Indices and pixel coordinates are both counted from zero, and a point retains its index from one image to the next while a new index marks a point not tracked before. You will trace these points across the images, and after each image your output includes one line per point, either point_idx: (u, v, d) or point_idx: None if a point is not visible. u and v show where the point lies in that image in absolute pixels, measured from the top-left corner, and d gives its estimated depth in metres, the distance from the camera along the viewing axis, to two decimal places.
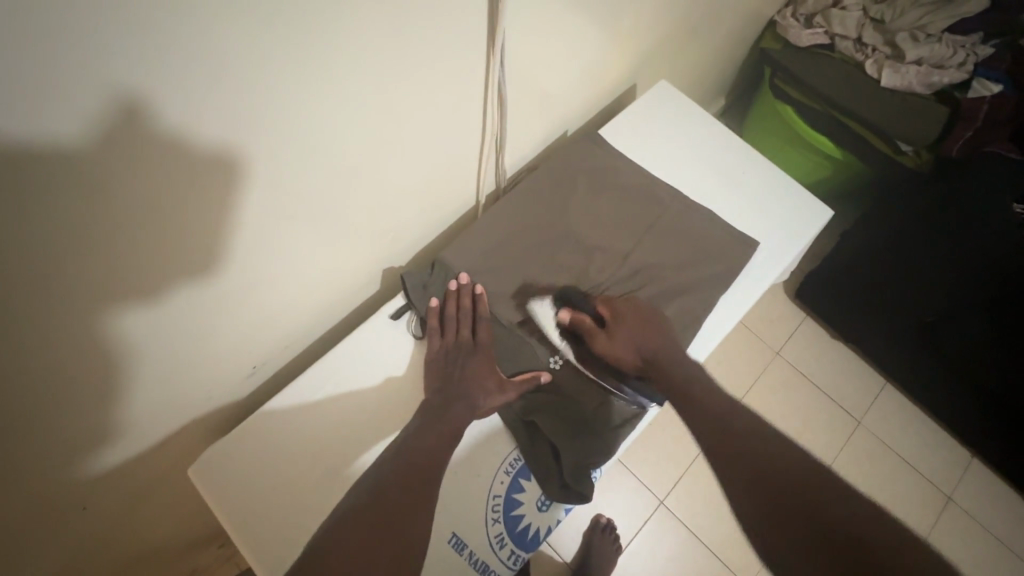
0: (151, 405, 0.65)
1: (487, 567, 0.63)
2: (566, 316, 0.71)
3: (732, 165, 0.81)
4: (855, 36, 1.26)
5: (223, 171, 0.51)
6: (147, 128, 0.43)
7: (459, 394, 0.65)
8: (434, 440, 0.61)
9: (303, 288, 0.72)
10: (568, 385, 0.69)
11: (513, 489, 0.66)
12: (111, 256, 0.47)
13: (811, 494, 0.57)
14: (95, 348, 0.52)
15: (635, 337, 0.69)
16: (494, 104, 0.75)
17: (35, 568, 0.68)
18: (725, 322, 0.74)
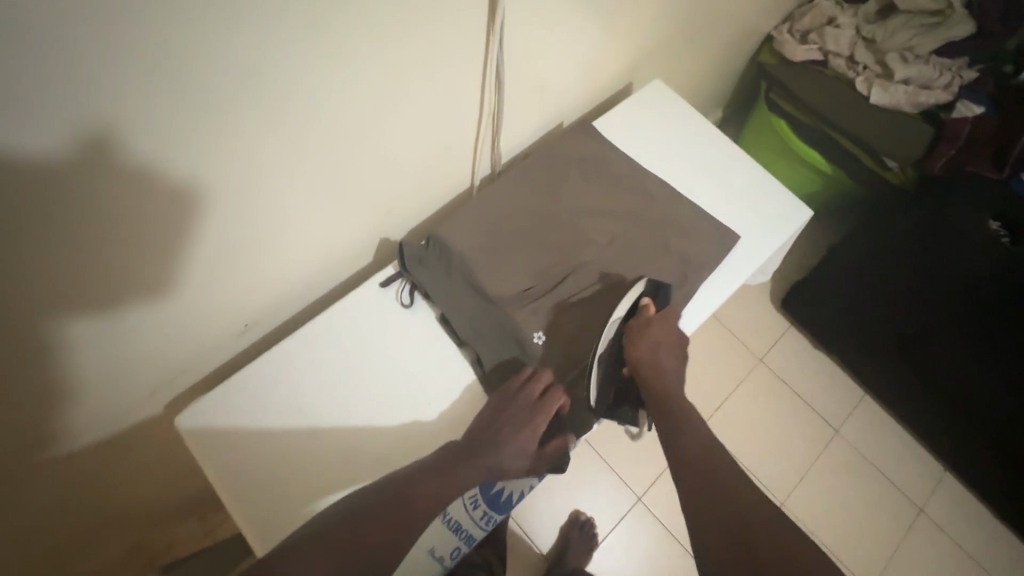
0: (141, 361, 0.66)
1: (460, 526, 0.66)
2: (644, 301, 0.71)
3: (717, 162, 0.84)
4: (847, 54, 1.30)
5: (212, 137, 0.52)
6: (135, 89, 0.44)
7: (490, 442, 0.63)
8: (452, 484, 0.62)
9: (297, 251, 0.72)
10: (553, 358, 0.69)
11: None
12: (95, 215, 0.48)
13: (759, 537, 0.57)
14: (71, 322, 0.54)
15: (666, 344, 0.69)
16: (491, 86, 0.77)
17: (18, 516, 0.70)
18: (703, 312, 0.76)
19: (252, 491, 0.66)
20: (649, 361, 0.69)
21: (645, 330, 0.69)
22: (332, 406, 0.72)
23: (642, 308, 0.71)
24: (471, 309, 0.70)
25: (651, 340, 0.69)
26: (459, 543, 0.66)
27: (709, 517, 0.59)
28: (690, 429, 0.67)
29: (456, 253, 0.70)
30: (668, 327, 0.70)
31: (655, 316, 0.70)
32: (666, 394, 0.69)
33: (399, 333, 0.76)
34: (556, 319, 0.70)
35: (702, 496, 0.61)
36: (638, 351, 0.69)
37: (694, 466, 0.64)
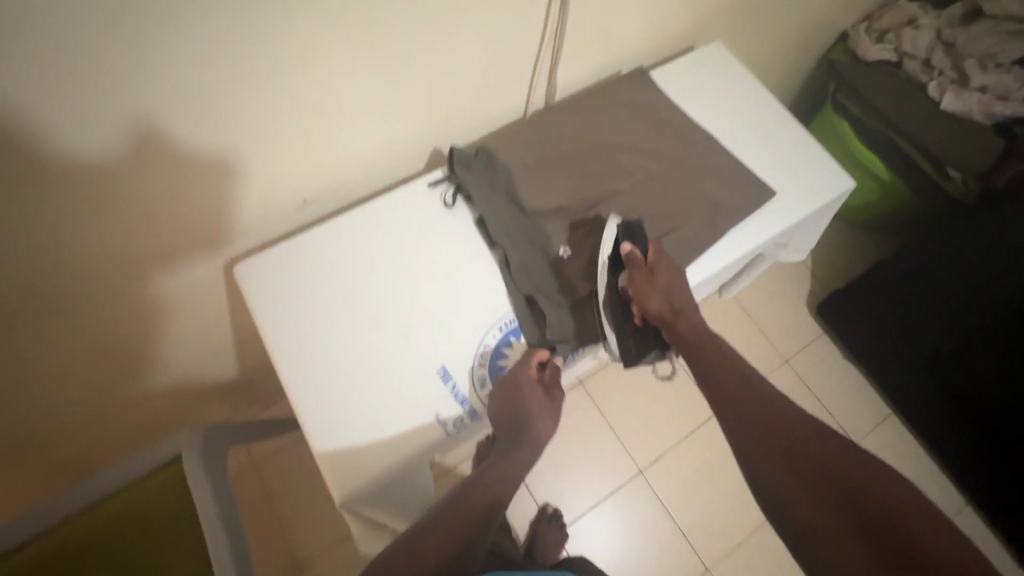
0: (210, 222, 0.77)
1: (467, 401, 0.72)
2: (625, 248, 0.71)
3: (765, 123, 0.85)
4: (923, 57, 1.26)
5: (228, 80, 0.61)
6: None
7: (529, 424, 0.69)
8: (517, 466, 0.66)
9: (356, 145, 0.81)
10: (571, 270, 0.74)
11: (502, 344, 0.76)
12: (174, 53, 0.56)
13: (805, 450, 0.57)
14: (131, 223, 0.69)
15: (675, 288, 0.71)
16: (555, 21, 0.81)
17: (88, 343, 0.80)
18: (716, 267, 0.77)
19: (283, 339, 0.73)
20: (667, 310, 0.71)
21: (646, 283, 0.70)
22: (365, 285, 0.77)
23: (630, 258, 0.71)
24: (509, 217, 0.77)
25: (656, 290, 0.71)
26: (461, 412, 0.72)
27: (750, 443, 0.60)
28: (715, 351, 0.70)
29: (502, 164, 0.77)
30: (670, 267, 0.72)
31: (651, 260, 0.71)
32: (688, 333, 0.71)
33: (440, 230, 0.81)
34: (583, 237, 0.75)
35: (740, 423, 0.62)
36: (649, 305, 0.71)
37: (728, 392, 0.66)
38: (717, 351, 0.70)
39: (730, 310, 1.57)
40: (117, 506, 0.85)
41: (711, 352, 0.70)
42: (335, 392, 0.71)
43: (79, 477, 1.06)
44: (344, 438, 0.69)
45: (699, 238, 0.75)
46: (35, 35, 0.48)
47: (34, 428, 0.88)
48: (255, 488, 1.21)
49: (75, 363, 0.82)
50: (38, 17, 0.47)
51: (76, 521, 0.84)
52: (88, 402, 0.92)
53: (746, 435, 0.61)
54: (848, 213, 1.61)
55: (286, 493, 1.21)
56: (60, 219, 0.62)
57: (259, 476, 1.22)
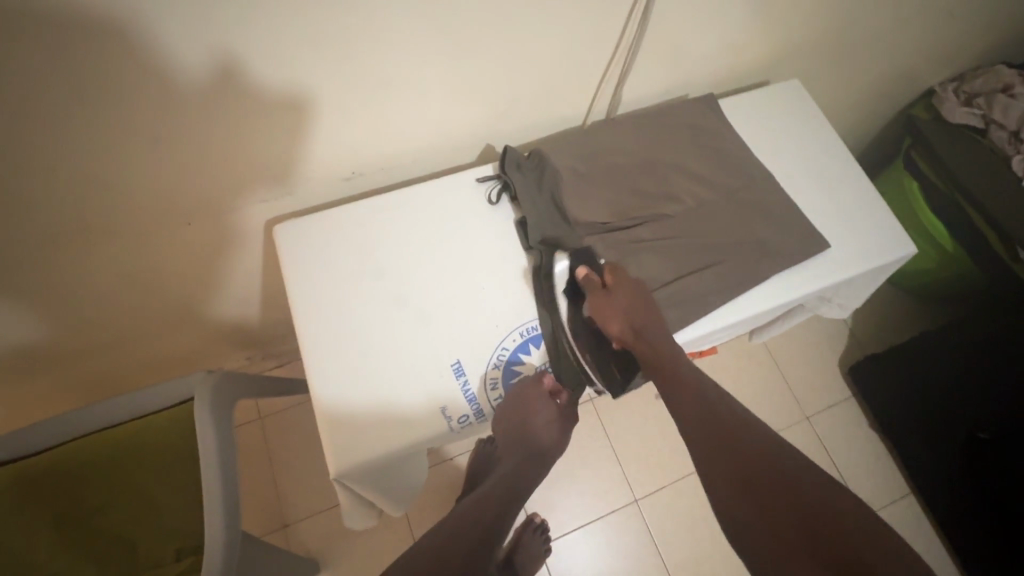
0: (256, 177, 0.78)
1: (476, 400, 0.72)
2: (580, 273, 0.71)
3: (832, 171, 0.81)
4: (1012, 129, 1.16)
5: (280, 35, 0.60)
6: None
7: (531, 432, 0.77)
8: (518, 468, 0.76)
9: (413, 124, 0.81)
10: (622, 290, 0.69)
11: (520, 349, 0.75)
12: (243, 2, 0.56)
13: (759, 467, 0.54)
14: (174, 159, 0.70)
15: (635, 308, 0.69)
16: (633, 33, 0.80)
17: (121, 270, 0.83)
18: (745, 313, 0.73)
19: (309, 307, 0.74)
20: (626, 333, 0.68)
21: (602, 304, 0.69)
22: (395, 266, 0.77)
23: (586, 282, 0.70)
24: (549, 221, 0.75)
25: (616, 312, 0.69)
26: (468, 411, 0.71)
27: (715, 472, 0.55)
28: (693, 379, 0.64)
29: (551, 169, 0.76)
30: (631, 287, 0.70)
31: (606, 280, 0.70)
32: (650, 355, 0.66)
33: (480, 225, 0.80)
34: (623, 256, 0.73)
35: (709, 448, 0.57)
36: (612, 327, 0.68)
37: (690, 410, 0.62)
38: (693, 378, 0.65)
39: (757, 355, 1.53)
40: (121, 436, 0.88)
41: (688, 376, 0.65)
42: (352, 363, 0.72)
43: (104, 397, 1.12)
44: (356, 412, 0.69)
45: (741, 280, 0.72)
46: None
47: (69, 344, 0.93)
48: (257, 441, 1.24)
49: (116, 290, 0.86)
50: None
51: (83, 441, 0.87)
52: (120, 329, 0.96)
53: (714, 464, 0.56)
54: (901, 277, 1.54)
55: (287, 452, 1.24)
56: (111, 143, 0.64)
57: (263, 429, 1.25)
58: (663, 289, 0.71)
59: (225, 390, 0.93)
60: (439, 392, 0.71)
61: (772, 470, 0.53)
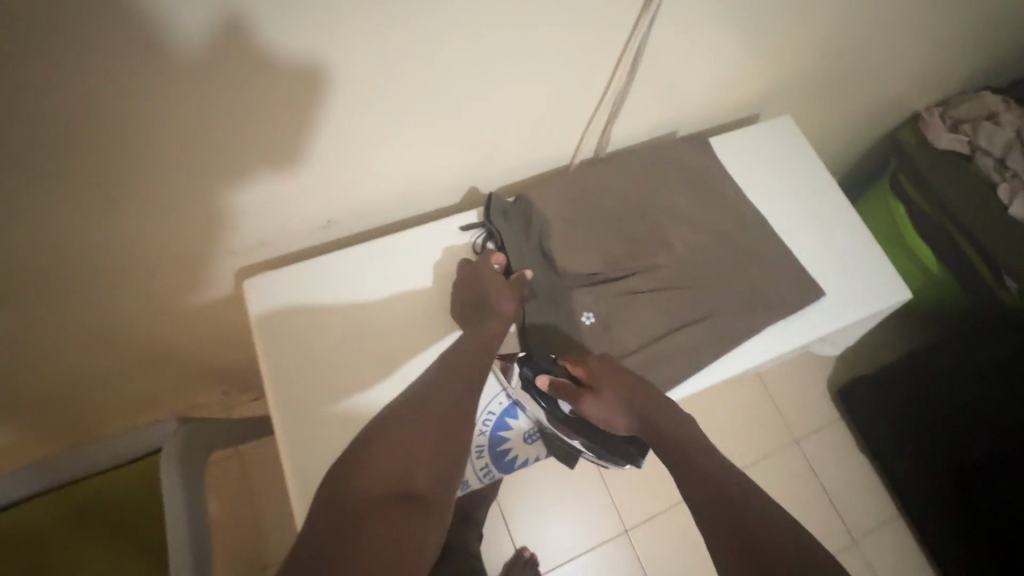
0: (232, 222, 0.74)
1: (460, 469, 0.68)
2: (544, 382, 0.67)
3: (827, 214, 0.80)
4: (998, 156, 1.16)
5: (258, 78, 0.57)
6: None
7: (487, 304, 0.69)
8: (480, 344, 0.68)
9: (396, 167, 0.77)
10: (607, 381, 0.66)
11: (507, 413, 0.71)
12: (216, 44, 0.52)
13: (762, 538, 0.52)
14: (143, 207, 0.65)
15: (629, 395, 0.66)
16: (624, 72, 0.78)
17: (84, 319, 0.78)
18: (738, 369, 0.72)
19: (301, 364, 0.79)
20: (632, 424, 0.66)
21: (594, 409, 0.66)
22: (381, 321, 0.82)
23: (560, 389, 0.66)
24: (538, 271, 0.73)
25: (608, 406, 0.66)
26: None
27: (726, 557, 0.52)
28: (704, 458, 0.61)
29: (538, 217, 0.73)
30: (611, 371, 0.67)
31: (582, 379, 0.66)
32: (663, 441, 0.64)
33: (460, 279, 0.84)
34: (612, 311, 0.72)
35: (717, 531, 0.54)
36: (612, 423, 0.67)
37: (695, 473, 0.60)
38: (704, 454, 0.62)
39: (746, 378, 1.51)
40: (84, 493, 0.83)
41: (696, 451, 0.62)
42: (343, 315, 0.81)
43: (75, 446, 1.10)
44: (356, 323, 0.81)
45: (733, 334, 0.71)
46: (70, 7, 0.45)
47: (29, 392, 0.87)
48: (233, 478, 1.18)
49: (78, 338, 0.81)
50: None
51: (41, 500, 0.82)
52: (84, 373, 0.90)
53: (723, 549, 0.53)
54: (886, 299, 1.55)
55: (265, 492, 1.18)
56: (73, 193, 0.60)
57: (239, 466, 1.19)
58: (655, 344, 0.70)
59: (194, 441, 0.88)
60: (422, 282, 0.84)
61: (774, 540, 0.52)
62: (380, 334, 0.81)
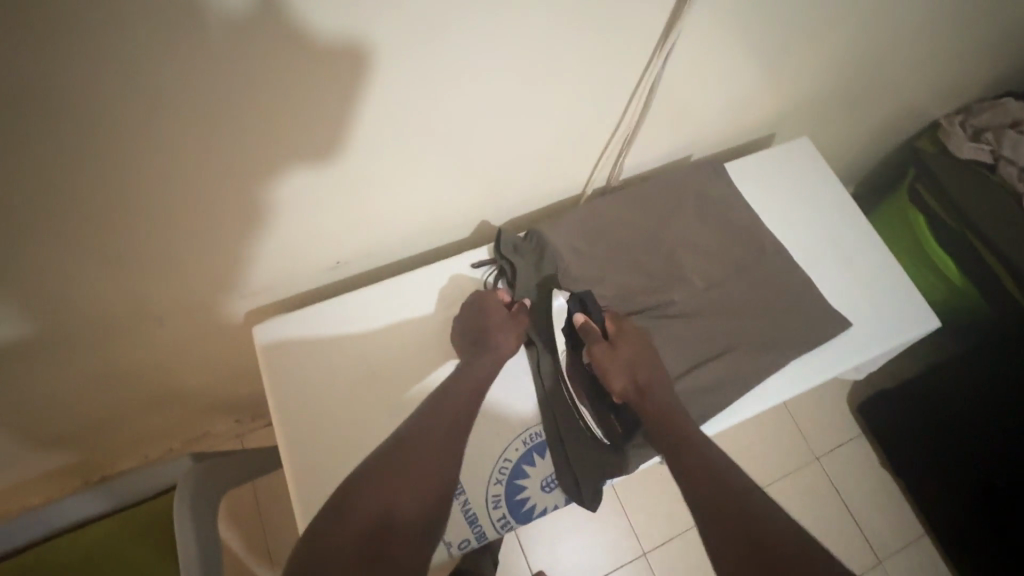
0: (249, 267, 0.75)
1: (477, 520, 0.66)
2: (579, 320, 0.71)
3: (848, 242, 0.78)
4: (1023, 164, 1.12)
5: (275, 142, 0.57)
6: (289, 6, 0.45)
7: (489, 338, 0.70)
8: (478, 373, 0.69)
9: (410, 206, 0.77)
10: (629, 340, 0.69)
11: (524, 460, 0.69)
12: (225, 117, 0.52)
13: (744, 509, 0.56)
14: (161, 261, 0.66)
15: (639, 364, 0.68)
16: (638, 105, 0.77)
17: (103, 359, 0.79)
18: (765, 405, 0.70)
19: (309, 408, 0.76)
20: (629, 390, 0.67)
21: (606, 357, 0.67)
22: (391, 359, 0.80)
23: (586, 331, 0.70)
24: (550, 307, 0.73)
25: (619, 366, 0.68)
26: (469, 535, 0.66)
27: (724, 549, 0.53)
28: (700, 443, 0.62)
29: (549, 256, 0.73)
30: (636, 340, 0.69)
31: (609, 331, 0.70)
32: (654, 414, 0.65)
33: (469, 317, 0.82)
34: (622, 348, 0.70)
35: (713, 523, 0.55)
36: (612, 382, 0.68)
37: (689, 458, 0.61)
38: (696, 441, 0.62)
39: None
40: (94, 538, 0.83)
41: (691, 438, 0.63)
42: (350, 356, 0.80)
43: (93, 479, 1.16)
44: (368, 362, 0.80)
45: (755, 370, 0.69)
46: (93, 97, 0.44)
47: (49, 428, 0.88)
48: (247, 509, 1.18)
49: (98, 376, 0.83)
50: (99, 81, 0.43)
51: (50, 545, 0.81)
52: (101, 407, 0.91)
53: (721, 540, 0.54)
54: None
55: (280, 522, 1.18)
56: (93, 255, 0.60)
57: (254, 497, 1.19)
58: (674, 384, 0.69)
59: (208, 481, 0.87)
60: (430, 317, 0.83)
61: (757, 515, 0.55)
62: (391, 374, 0.79)
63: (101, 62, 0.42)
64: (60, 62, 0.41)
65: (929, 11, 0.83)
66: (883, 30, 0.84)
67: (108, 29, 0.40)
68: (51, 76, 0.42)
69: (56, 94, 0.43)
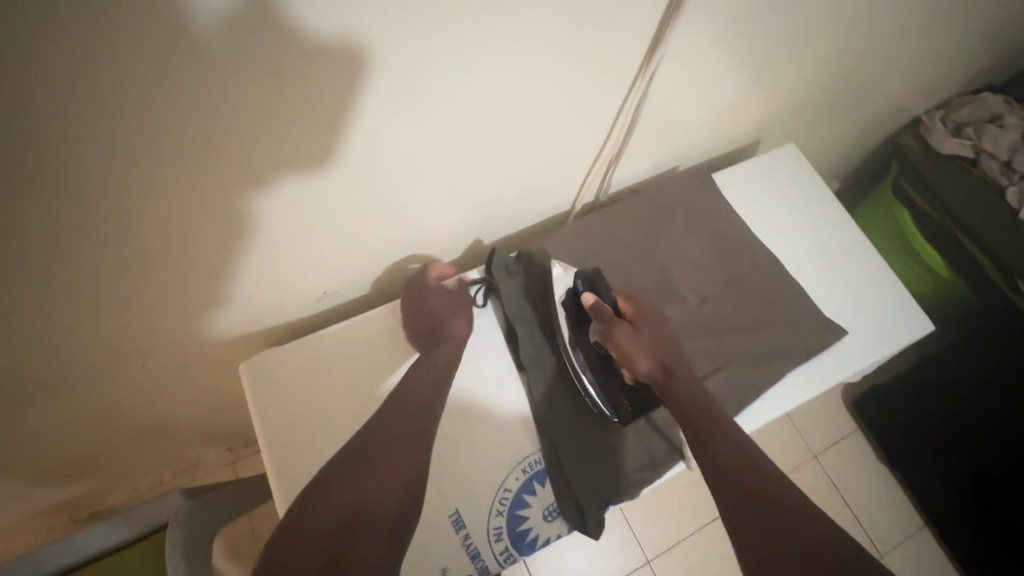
0: (233, 298, 0.74)
1: (478, 553, 0.66)
2: (588, 299, 0.69)
3: (840, 248, 0.79)
4: (1004, 158, 1.13)
5: (257, 177, 0.57)
6: (256, 47, 0.44)
7: (438, 325, 0.73)
8: (437, 364, 0.70)
9: (396, 230, 0.77)
10: (652, 327, 0.68)
11: (524, 489, 0.69)
12: (204, 157, 0.51)
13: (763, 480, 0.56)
14: (144, 298, 0.65)
15: (661, 345, 0.67)
16: (625, 121, 0.77)
17: (88, 396, 0.77)
18: (768, 416, 0.69)
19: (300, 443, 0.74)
20: (656, 370, 0.66)
21: (627, 340, 0.66)
22: None
23: (600, 310, 0.68)
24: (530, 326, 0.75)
25: (641, 345, 0.67)
26: (473, 569, 0.65)
27: (737, 505, 0.54)
28: (720, 427, 0.61)
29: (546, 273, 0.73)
30: (654, 323, 0.69)
31: (627, 313, 0.68)
32: (684, 396, 0.64)
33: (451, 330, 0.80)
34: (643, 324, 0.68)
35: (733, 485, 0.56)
36: (635, 362, 0.66)
37: (714, 436, 0.60)
38: (721, 425, 0.62)
39: None
40: None
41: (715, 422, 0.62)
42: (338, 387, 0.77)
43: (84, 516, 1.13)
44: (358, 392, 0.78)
45: (752, 383, 0.69)
46: (67, 146, 0.44)
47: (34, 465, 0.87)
48: (244, 539, 1.15)
49: (85, 412, 0.81)
50: (72, 129, 0.43)
51: None
52: (87, 442, 0.89)
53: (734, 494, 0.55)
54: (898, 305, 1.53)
55: None
56: (73, 297, 0.59)
57: (250, 526, 1.16)
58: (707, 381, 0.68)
59: (202, 518, 0.85)
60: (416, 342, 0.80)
61: (767, 482, 0.56)
62: None
63: (70, 108, 0.41)
64: (32, 112, 0.40)
65: (909, 15, 0.84)
66: (865, 36, 0.85)
67: (64, 75, 0.39)
68: (23, 128, 0.41)
69: (16, 144, 0.42)
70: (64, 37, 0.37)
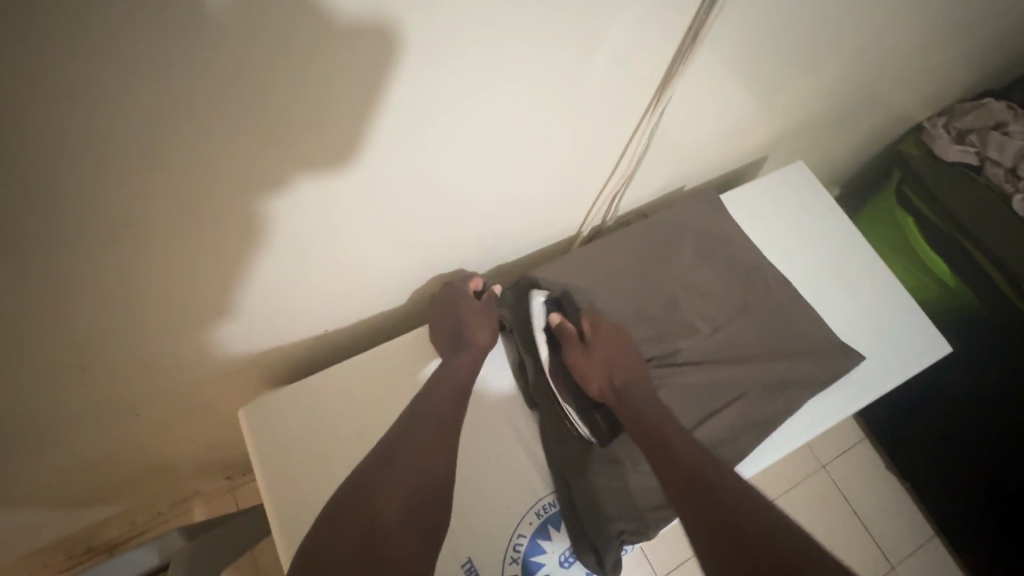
0: (236, 335, 0.72)
1: None
2: (554, 321, 0.72)
3: (852, 270, 0.77)
4: (1009, 165, 1.12)
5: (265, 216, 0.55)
6: (268, 89, 0.43)
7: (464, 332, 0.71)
8: (457, 371, 0.69)
9: (401, 260, 0.76)
10: (606, 344, 0.69)
11: (539, 534, 0.67)
12: (211, 200, 0.50)
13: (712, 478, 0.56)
14: (147, 339, 0.63)
15: (614, 365, 0.67)
16: (636, 147, 0.76)
17: (86, 437, 0.75)
18: (782, 450, 0.67)
19: None
20: (606, 393, 0.67)
21: (580, 361, 0.69)
22: None
23: (563, 332, 0.71)
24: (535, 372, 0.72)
25: (595, 367, 0.68)
26: None
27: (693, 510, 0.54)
28: (680, 442, 0.60)
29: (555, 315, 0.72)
30: (613, 339, 0.69)
31: (584, 333, 0.70)
32: (632, 417, 0.63)
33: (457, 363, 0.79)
34: (599, 342, 0.69)
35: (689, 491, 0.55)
36: (589, 383, 0.68)
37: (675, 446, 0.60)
38: (681, 439, 0.60)
39: None
40: None
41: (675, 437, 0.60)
42: None
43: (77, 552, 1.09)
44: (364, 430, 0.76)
45: (770, 415, 0.67)
46: (72, 194, 0.42)
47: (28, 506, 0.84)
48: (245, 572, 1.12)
49: (83, 451, 0.78)
50: (79, 178, 0.41)
51: None
52: (82, 479, 0.87)
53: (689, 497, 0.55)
54: None
55: None
56: (74, 342, 0.57)
57: (251, 558, 1.13)
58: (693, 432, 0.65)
59: (202, 559, 0.82)
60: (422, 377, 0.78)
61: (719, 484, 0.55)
62: None
63: (76, 157, 0.40)
64: (37, 164, 0.39)
65: (918, 33, 0.83)
66: (875, 55, 0.84)
67: (65, 126, 0.38)
68: (27, 180, 0.39)
69: (20, 197, 0.40)
70: (66, 90, 0.36)
